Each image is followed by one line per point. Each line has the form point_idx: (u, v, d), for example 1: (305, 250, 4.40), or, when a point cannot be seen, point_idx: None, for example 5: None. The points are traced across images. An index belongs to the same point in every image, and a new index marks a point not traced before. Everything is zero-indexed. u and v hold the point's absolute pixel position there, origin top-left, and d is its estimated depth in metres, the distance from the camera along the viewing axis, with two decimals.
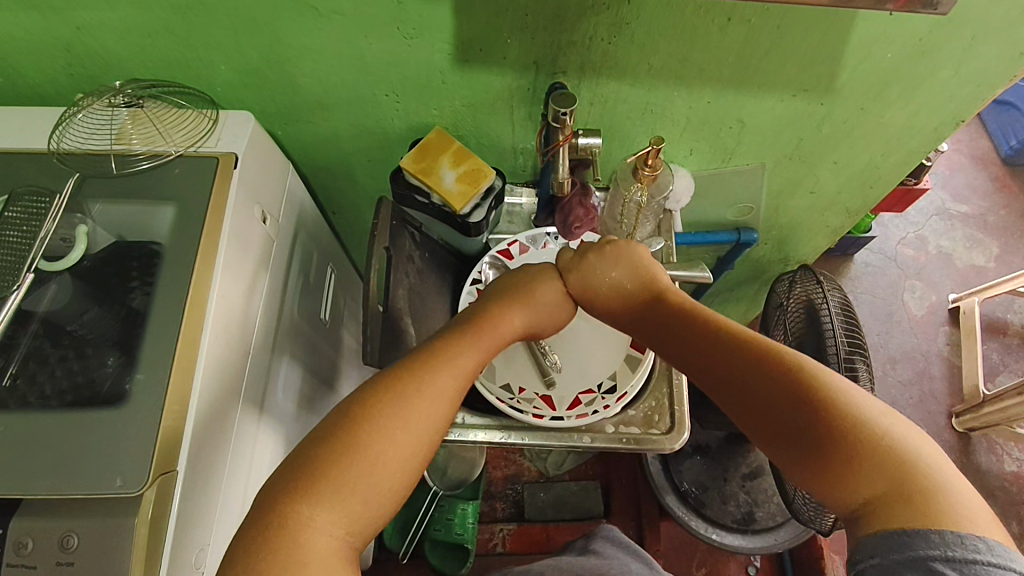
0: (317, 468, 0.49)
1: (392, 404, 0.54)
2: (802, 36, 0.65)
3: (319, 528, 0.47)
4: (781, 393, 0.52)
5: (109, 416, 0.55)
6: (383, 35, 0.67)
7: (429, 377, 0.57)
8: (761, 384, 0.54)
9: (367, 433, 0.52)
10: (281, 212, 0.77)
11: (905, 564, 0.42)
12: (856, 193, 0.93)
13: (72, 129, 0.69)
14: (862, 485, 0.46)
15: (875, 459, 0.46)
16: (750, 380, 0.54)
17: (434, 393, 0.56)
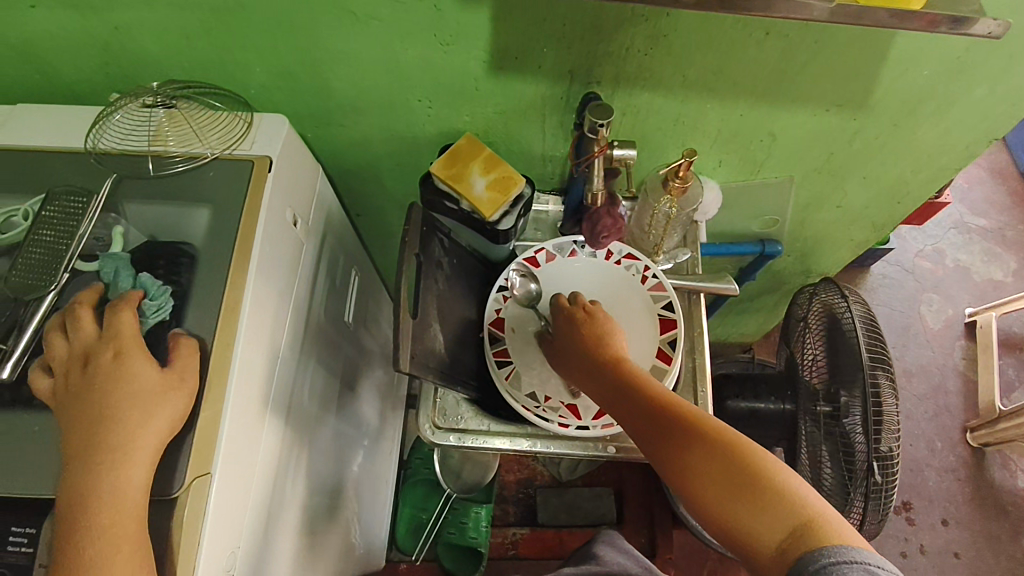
0: (71, 556, 0.48)
1: (100, 499, 0.50)
2: (838, 52, 0.65)
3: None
4: (710, 457, 0.54)
5: None
6: (419, 42, 0.67)
7: (120, 470, 0.51)
8: (691, 460, 0.55)
9: (94, 532, 0.49)
10: (311, 215, 0.77)
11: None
12: (884, 208, 0.92)
13: (110, 128, 0.69)
14: (774, 525, 0.49)
15: (782, 504, 0.50)
16: (680, 456, 0.56)
17: (131, 480, 0.51)
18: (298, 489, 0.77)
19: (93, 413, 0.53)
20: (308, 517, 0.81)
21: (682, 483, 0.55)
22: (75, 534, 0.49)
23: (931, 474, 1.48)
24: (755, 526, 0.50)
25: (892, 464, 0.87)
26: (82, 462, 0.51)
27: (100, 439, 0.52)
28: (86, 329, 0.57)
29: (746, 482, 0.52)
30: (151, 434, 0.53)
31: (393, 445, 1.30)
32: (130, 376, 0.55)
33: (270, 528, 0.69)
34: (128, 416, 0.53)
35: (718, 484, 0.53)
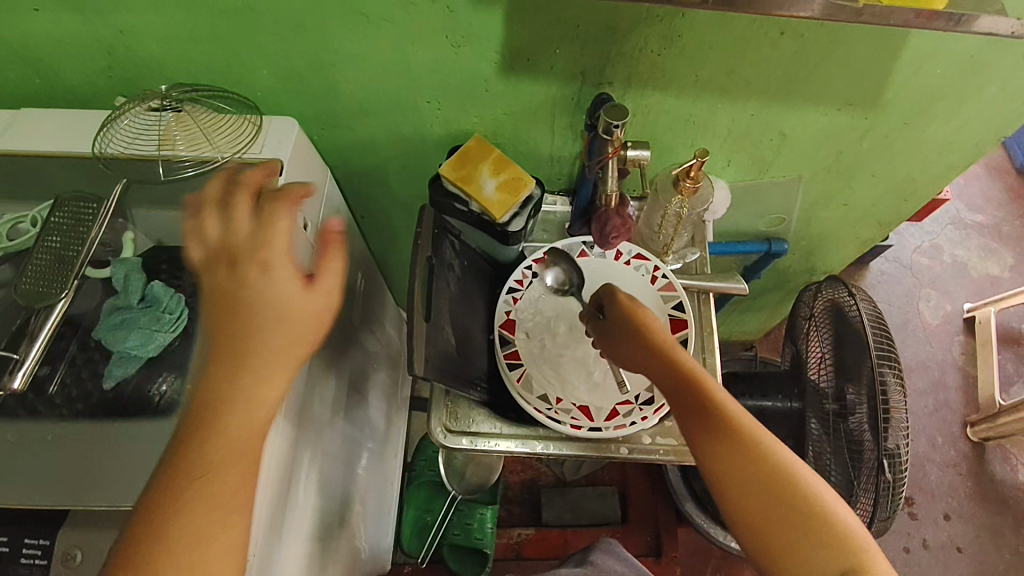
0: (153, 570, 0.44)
1: (221, 409, 0.48)
2: (851, 52, 0.65)
3: (201, 544, 0.45)
4: (773, 488, 0.55)
5: (159, 426, 0.55)
6: (430, 43, 0.66)
7: (229, 380, 0.49)
8: (757, 485, 0.55)
9: (217, 435, 0.48)
10: (321, 218, 0.76)
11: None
12: (890, 206, 0.92)
13: (116, 133, 0.68)
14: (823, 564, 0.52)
15: (840, 547, 0.52)
16: (746, 476, 0.56)
17: (267, 394, 0.50)
18: (311, 494, 0.76)
19: (296, 327, 0.52)
20: (320, 521, 0.81)
21: (737, 500, 0.56)
22: (154, 543, 0.44)
23: (932, 469, 1.49)
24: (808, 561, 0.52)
25: (901, 461, 0.87)
26: (226, 363, 0.50)
27: (263, 350, 0.50)
28: (239, 225, 0.54)
29: (792, 512, 0.54)
30: (290, 338, 0.52)
31: (398, 448, 1.29)
32: (265, 288, 0.51)
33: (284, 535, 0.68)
34: (216, 326, 0.51)
35: (758, 503, 0.55)
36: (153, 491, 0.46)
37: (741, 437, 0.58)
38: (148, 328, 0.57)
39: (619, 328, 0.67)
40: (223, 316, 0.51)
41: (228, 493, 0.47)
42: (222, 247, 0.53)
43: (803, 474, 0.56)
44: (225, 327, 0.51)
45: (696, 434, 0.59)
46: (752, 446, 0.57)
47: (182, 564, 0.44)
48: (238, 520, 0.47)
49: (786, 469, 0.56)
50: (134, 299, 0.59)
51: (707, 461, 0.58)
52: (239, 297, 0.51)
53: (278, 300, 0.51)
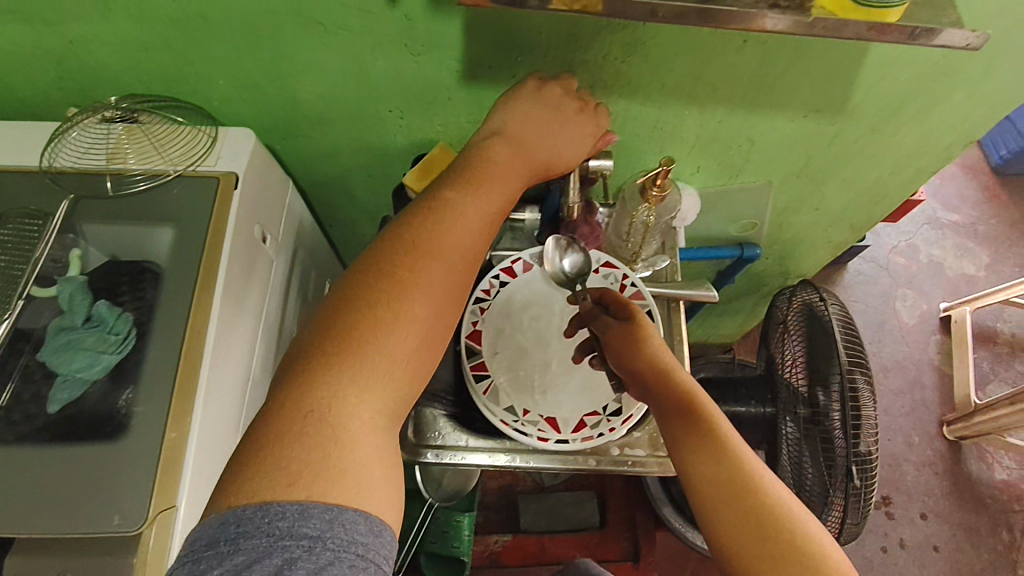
0: (281, 466, 0.39)
1: (374, 307, 0.47)
2: (816, 59, 0.64)
3: (354, 438, 0.42)
4: (779, 545, 0.50)
5: (107, 450, 0.53)
6: (390, 51, 0.65)
7: (398, 276, 0.49)
8: (760, 539, 0.50)
9: (374, 330, 0.46)
10: (281, 230, 0.75)
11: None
12: (861, 210, 0.92)
13: (65, 147, 0.66)
14: None
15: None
16: (748, 527, 0.51)
17: (411, 304, 0.48)
18: None
19: (432, 230, 0.52)
20: None
21: (735, 550, 0.51)
22: (265, 457, 0.40)
23: (909, 468, 1.50)
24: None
25: (870, 464, 0.86)
26: (364, 276, 0.49)
27: (399, 259, 0.50)
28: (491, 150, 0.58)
29: (772, 546, 0.50)
30: (473, 248, 0.54)
31: None
32: (501, 162, 0.58)
33: None
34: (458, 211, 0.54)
35: (738, 532, 0.51)
36: (311, 364, 0.45)
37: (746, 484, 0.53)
38: (94, 350, 0.56)
39: (622, 339, 0.66)
40: (420, 227, 0.52)
41: (365, 393, 0.44)
42: (451, 172, 0.58)
43: (811, 534, 0.51)
44: (442, 233, 0.52)
45: (684, 454, 0.57)
46: (757, 494, 0.52)
47: (300, 474, 0.39)
48: (364, 445, 0.42)
49: (793, 526, 0.51)
50: (79, 319, 0.58)
51: (706, 506, 0.54)
52: (453, 203, 0.54)
53: (501, 188, 0.57)
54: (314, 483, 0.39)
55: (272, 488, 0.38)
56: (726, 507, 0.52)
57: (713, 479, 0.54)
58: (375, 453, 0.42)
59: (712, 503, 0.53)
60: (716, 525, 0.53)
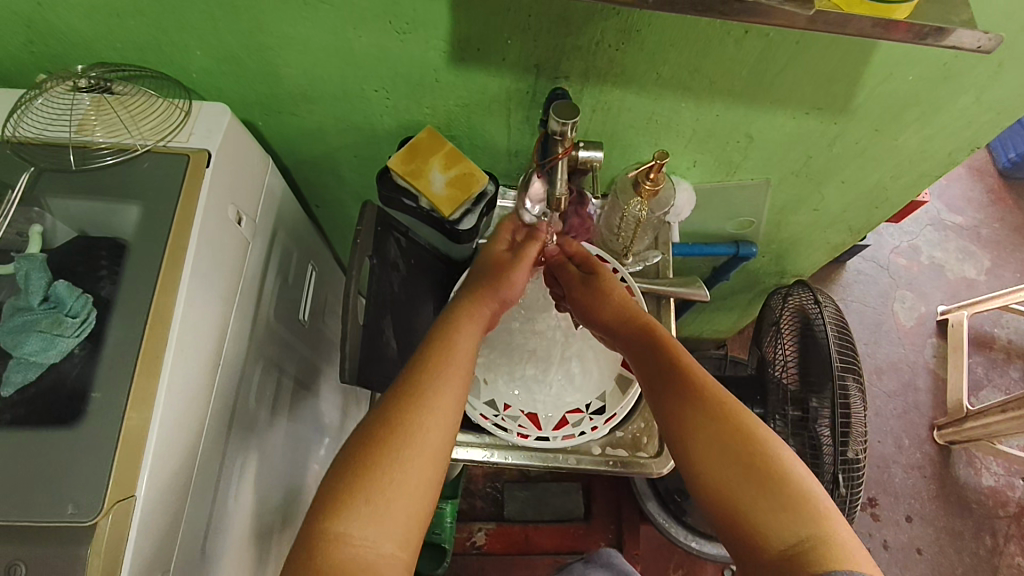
0: (343, 505, 0.48)
1: (406, 432, 0.52)
2: (821, 54, 0.61)
3: (378, 537, 0.47)
4: (739, 448, 0.52)
5: (61, 437, 0.51)
6: (374, 29, 0.62)
7: (430, 407, 0.54)
8: (722, 444, 0.53)
9: (409, 434, 0.52)
10: (259, 210, 0.72)
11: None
12: (861, 213, 0.90)
13: (30, 115, 0.62)
14: (777, 524, 0.48)
15: (804, 513, 0.48)
16: (710, 434, 0.54)
17: (461, 359, 0.59)
18: (249, 497, 0.74)
19: (453, 388, 0.57)
20: (260, 525, 0.78)
21: (709, 465, 0.53)
22: (332, 501, 0.49)
23: (897, 471, 1.49)
24: (770, 527, 0.49)
25: (859, 470, 0.86)
26: (432, 347, 0.59)
27: (430, 396, 0.55)
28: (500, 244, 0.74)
29: (745, 462, 0.52)
30: (470, 333, 0.62)
31: None
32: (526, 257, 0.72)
33: (211, 546, 0.65)
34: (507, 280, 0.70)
35: (711, 450, 0.53)
36: (371, 421, 0.53)
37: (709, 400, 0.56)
38: (50, 333, 0.53)
39: (588, 293, 0.72)
40: (432, 363, 0.57)
41: (402, 482, 0.50)
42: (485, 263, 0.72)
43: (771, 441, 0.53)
44: (458, 352, 0.59)
45: (657, 385, 0.60)
46: (716, 406, 0.56)
47: (349, 515, 0.48)
48: (405, 494, 0.50)
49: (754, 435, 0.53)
50: (36, 299, 0.54)
51: (673, 422, 0.57)
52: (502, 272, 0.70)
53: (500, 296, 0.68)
54: (359, 519, 0.48)
55: (329, 518, 0.48)
56: (697, 425, 0.55)
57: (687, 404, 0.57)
58: (400, 574, 0.47)
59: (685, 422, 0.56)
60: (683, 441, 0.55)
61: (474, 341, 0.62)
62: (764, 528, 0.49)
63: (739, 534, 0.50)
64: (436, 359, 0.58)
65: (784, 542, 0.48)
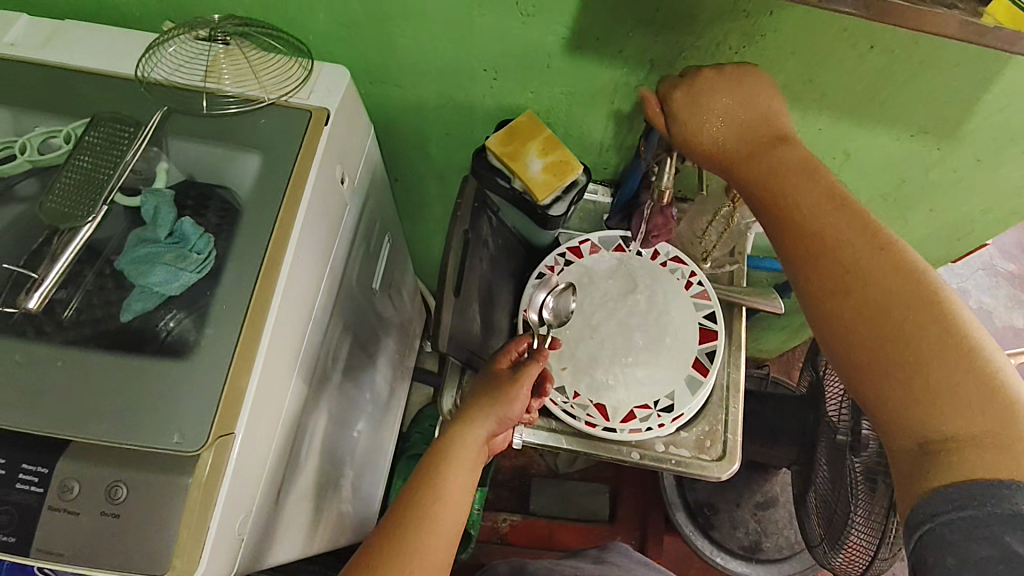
0: None
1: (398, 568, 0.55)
2: (941, 76, 0.61)
3: None
4: (925, 335, 0.49)
5: (172, 370, 0.53)
6: (500, 8, 0.63)
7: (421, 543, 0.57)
8: (894, 320, 0.50)
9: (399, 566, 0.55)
10: (357, 174, 0.73)
11: (967, 515, 0.45)
12: (939, 243, 0.90)
13: (162, 60, 0.65)
14: (950, 418, 0.47)
15: (975, 406, 0.47)
16: (871, 307, 0.51)
17: (456, 491, 0.61)
18: (315, 455, 0.75)
19: (465, 477, 0.63)
20: (318, 484, 0.80)
21: (864, 345, 0.51)
22: None
23: None
24: (938, 416, 0.47)
25: None
26: (428, 477, 0.62)
27: (422, 530, 0.58)
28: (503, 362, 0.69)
29: (914, 342, 0.49)
30: (467, 463, 0.64)
31: (399, 411, 1.26)
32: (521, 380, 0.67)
33: (283, 497, 0.67)
34: (495, 407, 0.66)
35: (874, 327, 0.50)
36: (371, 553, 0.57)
37: (898, 274, 0.51)
38: (173, 265, 0.55)
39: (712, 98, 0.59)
40: (426, 497, 0.60)
41: None
42: (487, 380, 0.68)
43: (949, 310, 0.50)
44: (450, 485, 0.61)
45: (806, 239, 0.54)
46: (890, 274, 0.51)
47: None
48: None
49: (953, 320, 0.49)
50: (162, 233, 0.57)
51: (831, 282, 0.53)
52: (495, 397, 0.66)
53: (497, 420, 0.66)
54: None
55: None
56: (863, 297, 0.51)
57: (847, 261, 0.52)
58: None
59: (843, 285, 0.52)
60: (846, 313, 0.52)
61: (466, 478, 0.63)
62: (932, 414, 0.47)
63: (893, 410, 0.49)
64: (432, 494, 0.60)
65: (947, 431, 0.47)
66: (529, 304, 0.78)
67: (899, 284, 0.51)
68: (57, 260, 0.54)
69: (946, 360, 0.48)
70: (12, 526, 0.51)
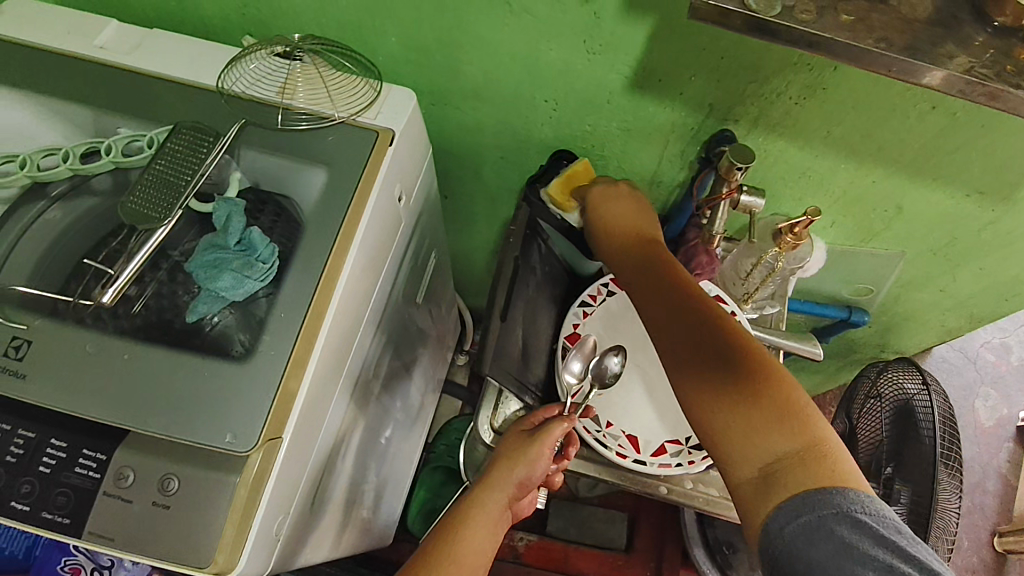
0: None
1: None
2: (1002, 140, 0.61)
3: None
4: (738, 387, 0.55)
5: (230, 371, 0.55)
6: (567, 44, 0.65)
7: None
8: (718, 366, 0.56)
9: None
10: (414, 193, 0.75)
11: (810, 527, 0.49)
12: (987, 302, 0.89)
13: (241, 74, 0.68)
14: (775, 443, 0.53)
15: (793, 431, 0.53)
16: (705, 359, 0.57)
17: (463, 558, 0.65)
18: (350, 463, 0.77)
19: (478, 545, 0.67)
20: (349, 490, 0.82)
21: (704, 396, 0.56)
22: None
23: (951, 571, 1.44)
24: (765, 442, 0.53)
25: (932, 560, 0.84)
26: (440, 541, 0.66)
27: None
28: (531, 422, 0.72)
29: (734, 383, 0.55)
30: (480, 528, 0.67)
31: (427, 421, 1.27)
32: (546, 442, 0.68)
33: (317, 502, 0.69)
34: (512, 475, 0.68)
35: (707, 378, 0.56)
36: None
37: (714, 321, 0.59)
38: (240, 272, 0.58)
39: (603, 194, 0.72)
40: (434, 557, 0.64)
41: None
42: (509, 440, 0.71)
43: (760, 355, 0.57)
44: (461, 548, 0.65)
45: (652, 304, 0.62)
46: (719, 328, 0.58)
47: None
48: None
49: (761, 363, 0.56)
50: (232, 240, 0.60)
51: (675, 345, 0.59)
52: (512, 459, 0.69)
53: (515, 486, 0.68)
54: None
55: None
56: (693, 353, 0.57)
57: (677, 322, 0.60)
58: None
59: (682, 348, 0.58)
60: (699, 371, 0.57)
61: (478, 544, 0.66)
62: (756, 441, 0.53)
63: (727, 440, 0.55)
64: (440, 558, 0.64)
65: (774, 453, 0.52)
66: (565, 374, 0.75)
67: (718, 332, 0.58)
68: (132, 258, 0.58)
69: (761, 393, 0.54)
70: (69, 508, 0.53)
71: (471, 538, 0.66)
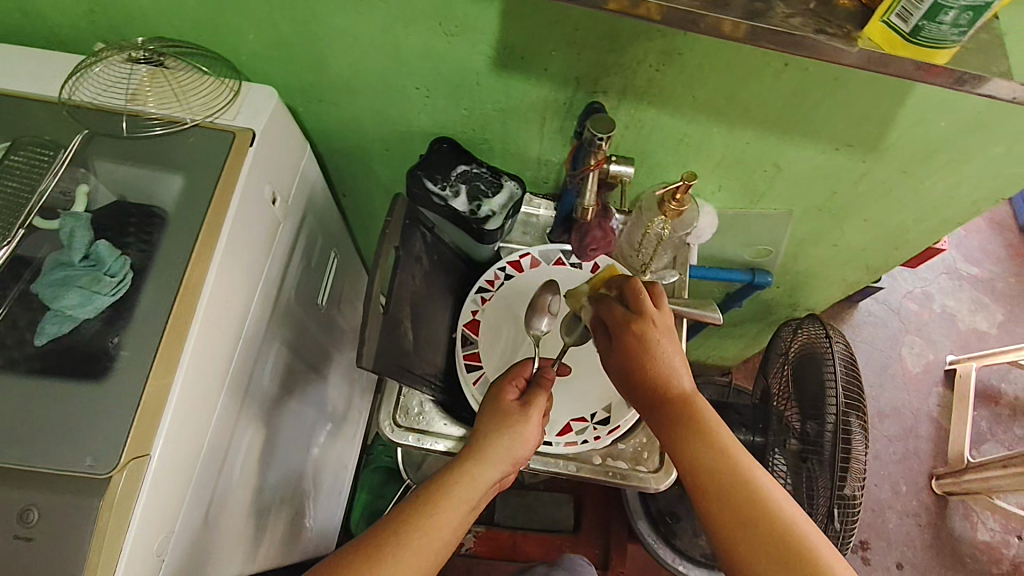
0: None
1: None
2: (856, 92, 0.62)
3: None
4: (761, 535, 0.54)
5: (88, 392, 0.53)
6: (423, 29, 0.64)
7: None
8: (737, 513, 0.55)
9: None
10: (292, 193, 0.74)
11: None
12: (880, 252, 0.91)
13: (89, 81, 0.65)
14: None
15: None
16: (724, 500, 0.56)
17: (439, 530, 0.60)
18: (252, 473, 0.75)
19: (455, 518, 0.62)
20: (259, 501, 0.80)
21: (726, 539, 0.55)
22: None
23: (892, 516, 1.49)
24: None
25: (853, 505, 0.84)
26: (412, 508, 0.61)
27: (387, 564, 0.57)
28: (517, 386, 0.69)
29: (755, 531, 0.54)
30: (462, 497, 0.62)
31: (360, 424, 1.26)
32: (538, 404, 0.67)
33: (212, 516, 0.67)
34: (498, 442, 0.65)
35: (726, 516, 0.55)
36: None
37: (729, 466, 0.57)
38: (89, 289, 0.56)
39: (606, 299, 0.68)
40: (404, 528, 0.59)
41: None
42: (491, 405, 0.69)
43: (779, 506, 0.55)
44: (440, 517, 0.61)
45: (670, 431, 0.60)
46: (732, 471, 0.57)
47: None
48: None
49: (780, 518, 0.54)
50: (77, 256, 0.57)
51: (696, 478, 0.57)
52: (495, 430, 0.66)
53: (503, 455, 0.65)
54: None
55: None
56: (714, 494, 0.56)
57: (697, 454, 0.58)
58: None
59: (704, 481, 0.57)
60: (723, 519, 0.55)
61: (457, 515, 0.62)
62: None
63: None
64: (416, 531, 0.59)
65: None
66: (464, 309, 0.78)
67: (733, 476, 0.56)
68: None
69: (779, 546, 0.53)
70: None
71: (451, 505, 0.61)
